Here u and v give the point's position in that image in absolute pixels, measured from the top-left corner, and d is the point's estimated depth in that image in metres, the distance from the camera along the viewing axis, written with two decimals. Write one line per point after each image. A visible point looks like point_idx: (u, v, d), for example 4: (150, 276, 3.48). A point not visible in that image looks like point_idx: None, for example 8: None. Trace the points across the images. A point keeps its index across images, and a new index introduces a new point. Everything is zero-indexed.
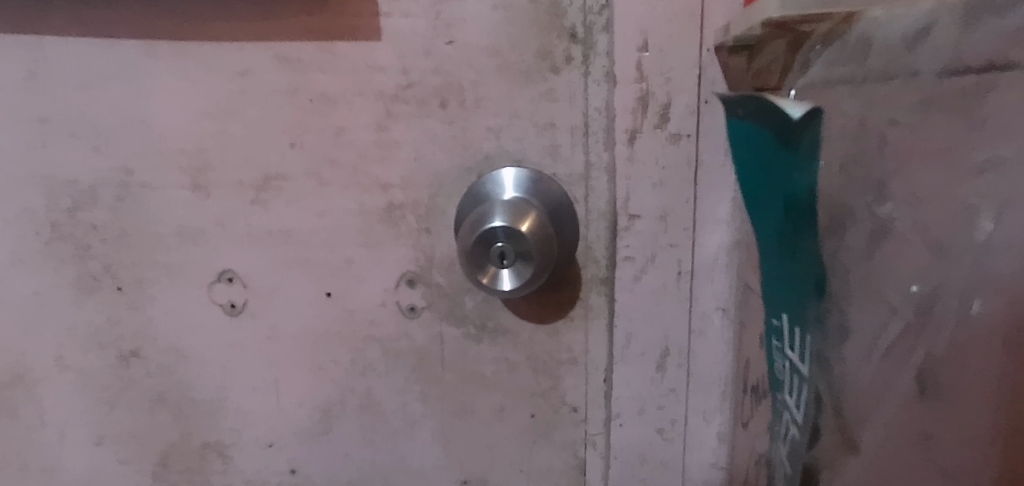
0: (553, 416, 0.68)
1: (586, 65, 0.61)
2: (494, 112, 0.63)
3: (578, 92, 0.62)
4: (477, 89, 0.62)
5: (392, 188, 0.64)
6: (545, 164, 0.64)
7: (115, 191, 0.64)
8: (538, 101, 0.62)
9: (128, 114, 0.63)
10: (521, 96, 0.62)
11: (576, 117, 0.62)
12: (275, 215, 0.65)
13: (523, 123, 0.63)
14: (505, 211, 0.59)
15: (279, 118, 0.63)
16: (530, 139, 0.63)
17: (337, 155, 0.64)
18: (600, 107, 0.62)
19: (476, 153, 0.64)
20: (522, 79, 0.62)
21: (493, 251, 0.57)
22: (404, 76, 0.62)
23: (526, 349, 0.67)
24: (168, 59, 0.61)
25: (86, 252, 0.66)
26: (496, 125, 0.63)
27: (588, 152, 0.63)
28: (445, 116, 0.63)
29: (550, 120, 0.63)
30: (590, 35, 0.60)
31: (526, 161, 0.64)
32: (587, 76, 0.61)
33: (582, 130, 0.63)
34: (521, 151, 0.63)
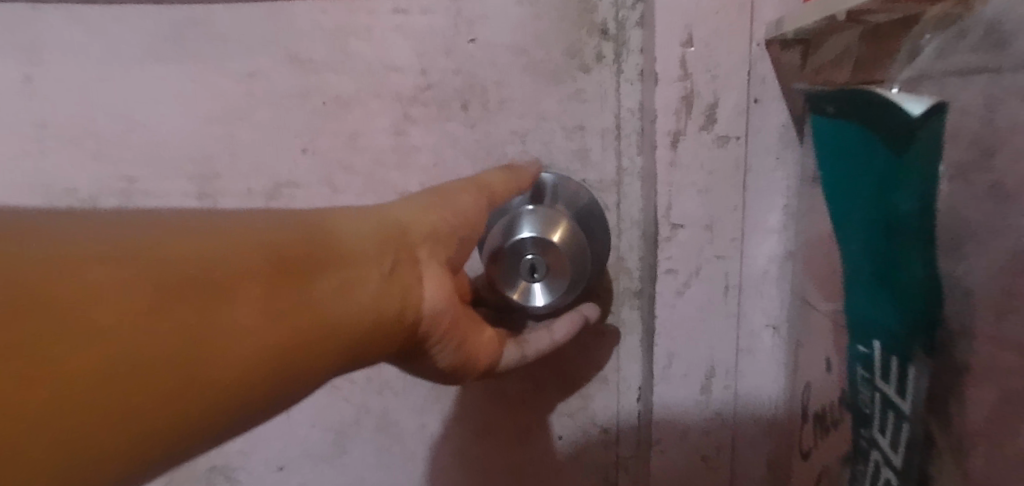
0: (582, 439, 0.64)
1: (618, 63, 0.58)
2: (519, 115, 0.59)
3: (610, 92, 0.58)
4: (501, 89, 0.58)
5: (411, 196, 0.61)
6: (574, 170, 0.60)
7: (117, 201, 0.60)
8: (567, 102, 0.58)
9: (130, 118, 0.58)
10: (550, 97, 0.58)
11: (607, 119, 0.59)
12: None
13: (551, 125, 0.59)
14: (532, 219, 0.54)
15: (291, 123, 0.59)
16: (557, 143, 0.59)
17: (351, 160, 0.60)
18: (634, 107, 0.59)
19: (500, 158, 0.60)
20: (551, 78, 0.58)
21: (523, 264, 0.53)
22: (423, 77, 0.58)
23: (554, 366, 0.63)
24: (172, 59, 0.57)
25: None
26: (522, 129, 0.59)
27: (620, 156, 0.60)
28: (466, 119, 0.59)
29: (580, 122, 0.59)
30: (623, 31, 0.57)
31: (553, 166, 0.60)
32: (620, 74, 0.58)
33: (614, 133, 0.59)
34: (547, 156, 0.59)
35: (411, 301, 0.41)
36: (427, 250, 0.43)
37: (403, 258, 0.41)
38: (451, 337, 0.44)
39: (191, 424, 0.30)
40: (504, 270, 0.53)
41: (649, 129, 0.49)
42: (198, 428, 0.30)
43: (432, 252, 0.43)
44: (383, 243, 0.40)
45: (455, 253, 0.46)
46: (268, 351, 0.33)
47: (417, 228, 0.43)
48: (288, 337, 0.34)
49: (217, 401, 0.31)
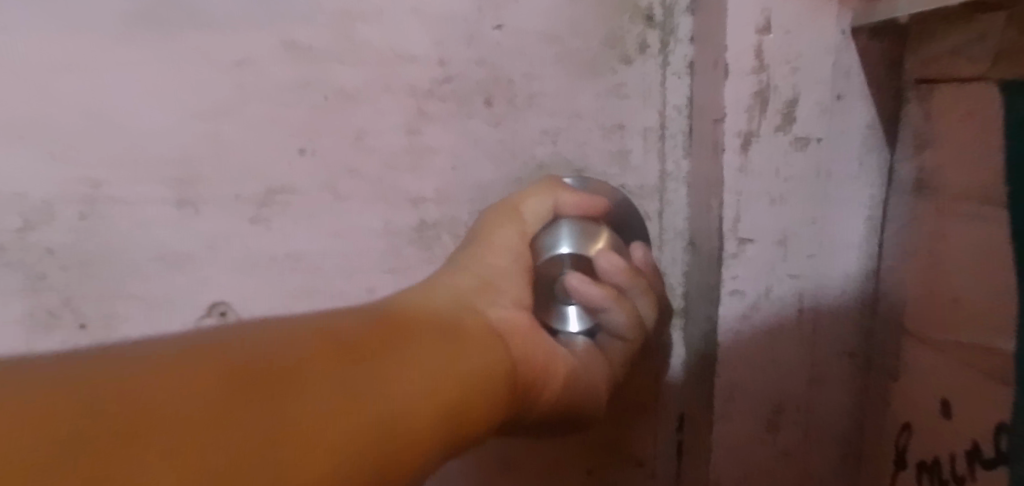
0: (617, 474, 0.58)
1: (665, 55, 0.52)
2: (550, 112, 0.52)
3: (654, 87, 0.52)
4: (530, 83, 0.51)
5: (425, 203, 0.53)
6: (612, 175, 0.53)
7: (77, 209, 0.51)
8: (606, 98, 0.52)
9: (95, 113, 0.50)
10: (585, 92, 0.52)
11: (649, 117, 0.53)
12: (281, 237, 0.53)
13: (587, 124, 0.52)
14: (572, 230, 0.47)
15: (288, 119, 0.51)
16: (593, 143, 0.53)
17: (358, 163, 0.52)
18: (680, 104, 0.53)
19: (528, 161, 0.53)
20: (587, 71, 0.51)
21: (560, 283, 0.47)
22: (442, 68, 0.51)
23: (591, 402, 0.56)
24: (147, 43, 0.49)
25: (40, 282, 0.52)
26: (553, 128, 0.52)
27: (663, 160, 0.54)
28: (491, 116, 0.52)
29: (619, 121, 0.52)
30: (671, 18, 0.51)
31: (588, 170, 0.53)
32: (666, 67, 0.52)
33: (657, 134, 0.53)
34: (582, 158, 0.53)
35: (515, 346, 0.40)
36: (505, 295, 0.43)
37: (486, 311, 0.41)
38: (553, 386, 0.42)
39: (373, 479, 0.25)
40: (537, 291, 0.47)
41: (715, 129, 0.43)
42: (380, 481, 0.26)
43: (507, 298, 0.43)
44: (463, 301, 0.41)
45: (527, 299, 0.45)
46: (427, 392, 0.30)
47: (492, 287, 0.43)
48: (443, 382, 0.31)
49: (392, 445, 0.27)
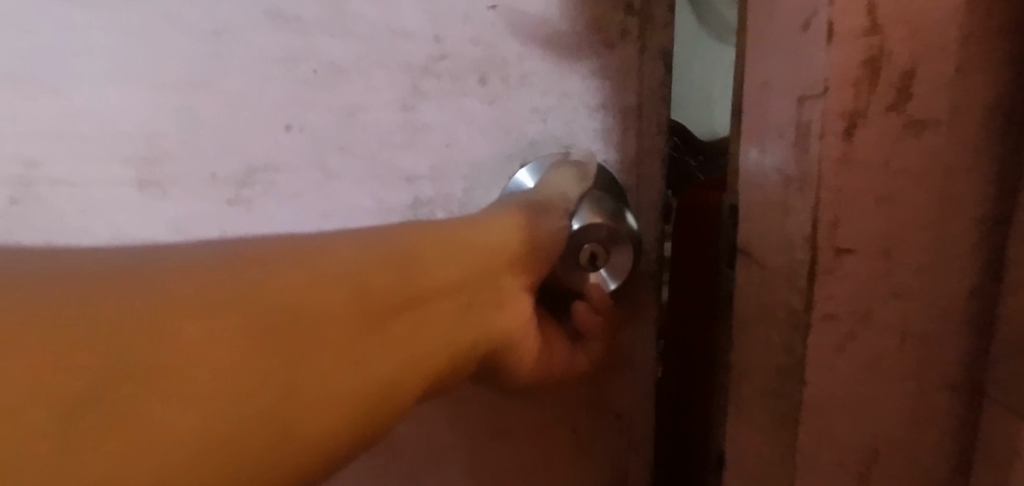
0: (597, 426, 0.80)
1: (642, 39, 0.67)
2: (540, 92, 0.68)
3: (632, 66, 0.68)
4: (522, 65, 0.67)
5: (419, 180, 0.70)
6: (596, 149, 0.70)
7: (140, 191, 0.69)
8: (589, 80, 0.68)
9: (121, 107, 0.66)
10: (569, 76, 0.68)
11: (630, 97, 0.69)
12: (264, 214, 0.71)
13: (574, 103, 0.69)
14: (591, 205, 0.67)
15: (296, 76, 0.66)
16: (579, 121, 0.69)
17: (376, 146, 0.69)
18: (656, 86, 0.69)
19: (520, 138, 0.70)
20: (573, 56, 0.67)
21: (584, 253, 0.69)
22: (439, 44, 0.66)
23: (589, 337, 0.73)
24: (193, 48, 0.65)
25: (24, 187, 0.68)
26: (543, 107, 0.69)
27: (641, 135, 0.70)
28: (486, 93, 0.68)
29: (601, 102, 0.69)
30: (647, 8, 0.66)
31: (573, 146, 0.70)
32: (643, 50, 0.67)
33: (634, 112, 0.69)
34: (568, 135, 0.70)
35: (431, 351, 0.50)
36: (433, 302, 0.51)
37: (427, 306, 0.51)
38: (489, 332, 0.57)
39: (326, 454, 0.42)
40: (568, 256, 0.69)
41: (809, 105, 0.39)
42: (335, 451, 0.43)
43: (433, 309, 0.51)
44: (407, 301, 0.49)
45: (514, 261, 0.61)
46: (354, 404, 0.44)
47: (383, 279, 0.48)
48: (366, 385, 0.45)
49: (334, 435, 0.42)
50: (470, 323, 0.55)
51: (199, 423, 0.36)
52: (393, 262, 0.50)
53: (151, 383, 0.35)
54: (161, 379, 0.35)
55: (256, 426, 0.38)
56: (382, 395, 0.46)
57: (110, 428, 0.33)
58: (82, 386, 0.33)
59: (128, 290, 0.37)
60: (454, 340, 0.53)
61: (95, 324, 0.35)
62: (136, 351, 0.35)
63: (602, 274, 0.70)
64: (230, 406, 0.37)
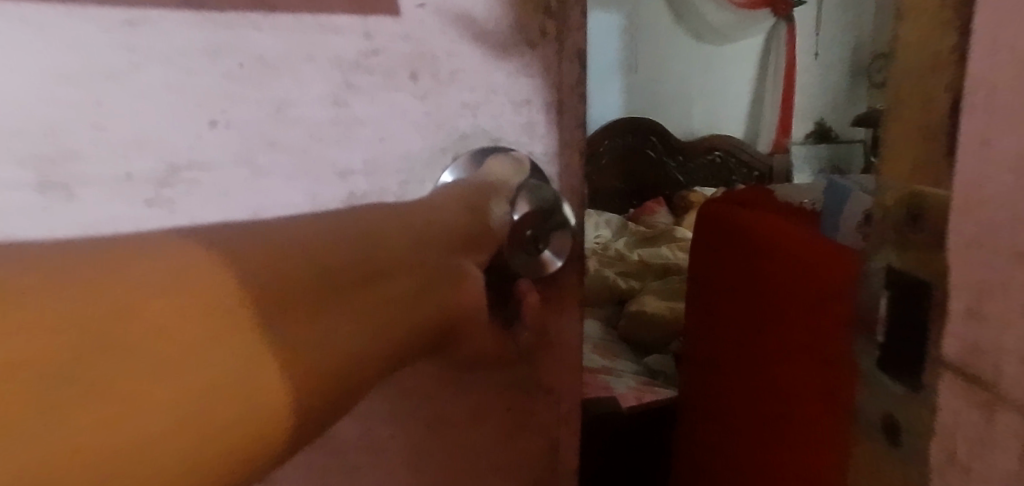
0: (529, 403, 0.65)
1: (559, 41, 0.58)
2: (469, 86, 0.56)
3: (552, 67, 0.58)
4: (452, 59, 0.55)
5: (353, 174, 0.55)
6: (522, 143, 0.59)
7: (39, 197, 0.49)
8: (515, 76, 0.57)
9: (22, 94, 0.47)
10: (499, 70, 0.57)
11: (551, 93, 0.59)
12: (189, 216, 0.52)
13: (500, 98, 0.57)
14: (534, 191, 0.58)
15: (222, 67, 0.50)
16: (507, 117, 0.58)
17: (303, 142, 0.54)
18: (573, 84, 0.59)
19: (451, 132, 0.57)
20: (500, 52, 0.57)
21: (526, 240, 0.60)
22: (369, 41, 0.53)
23: (523, 325, 0.63)
24: (104, 39, 0.47)
25: None
26: (473, 101, 0.57)
27: (562, 129, 0.60)
28: (417, 89, 0.55)
29: (526, 96, 0.58)
30: (564, 10, 0.58)
31: (503, 140, 0.58)
32: (561, 52, 0.59)
33: (557, 107, 0.59)
34: (498, 129, 0.58)
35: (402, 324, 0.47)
36: (403, 276, 0.49)
37: (405, 278, 0.49)
38: (452, 315, 0.53)
39: (307, 433, 0.39)
40: (514, 250, 0.60)
41: None
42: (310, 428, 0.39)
43: (405, 280, 0.49)
44: (382, 269, 0.47)
45: (466, 245, 0.55)
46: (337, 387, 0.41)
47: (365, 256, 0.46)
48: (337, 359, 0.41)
49: (314, 417, 0.39)
50: (441, 301, 0.52)
51: (194, 394, 0.31)
52: (368, 232, 0.47)
53: (137, 323, 0.31)
54: (120, 358, 0.30)
55: (247, 397, 0.34)
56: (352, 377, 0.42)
57: (78, 420, 0.28)
58: (91, 373, 0.29)
59: (81, 258, 0.32)
60: (424, 313, 0.50)
61: (90, 286, 0.30)
62: (120, 290, 0.31)
63: (544, 258, 0.62)
64: (241, 381, 0.33)
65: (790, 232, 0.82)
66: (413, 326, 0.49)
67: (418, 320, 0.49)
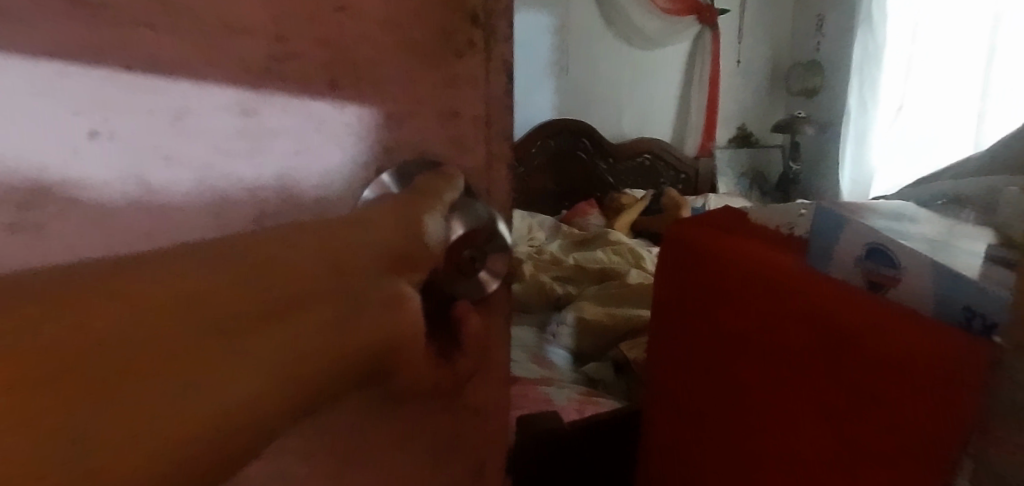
0: (455, 424, 0.61)
1: (488, 52, 0.53)
2: (393, 97, 0.52)
3: (480, 79, 0.54)
4: (374, 68, 0.51)
5: (263, 190, 0.50)
6: (449, 158, 0.55)
7: None
8: (441, 87, 0.53)
9: None
10: (425, 80, 0.52)
11: (479, 106, 0.54)
12: (65, 243, 0.46)
13: (426, 111, 0.53)
14: (467, 209, 0.54)
15: (106, 71, 0.45)
16: (433, 130, 0.54)
17: (206, 157, 0.48)
18: (502, 96, 0.55)
19: (373, 144, 0.52)
20: (427, 61, 0.52)
21: (461, 260, 0.56)
22: (281, 45, 0.48)
23: (460, 350, 0.56)
24: None
25: None
26: (396, 113, 0.52)
27: (490, 143, 0.56)
28: (335, 98, 0.51)
29: (453, 108, 0.53)
30: (491, 20, 0.53)
31: (429, 153, 0.54)
32: (489, 63, 0.54)
33: (485, 121, 0.55)
34: (424, 142, 0.54)
35: (321, 352, 0.41)
36: (316, 299, 0.43)
37: (317, 299, 0.43)
38: (389, 338, 0.46)
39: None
40: (450, 270, 0.55)
41: None
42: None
43: (318, 302, 0.43)
44: (282, 293, 0.41)
45: (399, 265, 0.49)
46: (222, 403, 0.35)
47: (284, 265, 0.42)
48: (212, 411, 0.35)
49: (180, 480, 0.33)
50: (374, 322, 0.45)
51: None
52: (261, 257, 0.41)
53: None
54: None
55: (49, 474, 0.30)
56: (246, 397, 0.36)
57: None
58: None
59: None
60: (351, 336, 0.43)
61: None
62: None
63: (482, 280, 0.57)
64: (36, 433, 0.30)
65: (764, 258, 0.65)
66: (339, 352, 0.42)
67: (344, 344, 0.43)
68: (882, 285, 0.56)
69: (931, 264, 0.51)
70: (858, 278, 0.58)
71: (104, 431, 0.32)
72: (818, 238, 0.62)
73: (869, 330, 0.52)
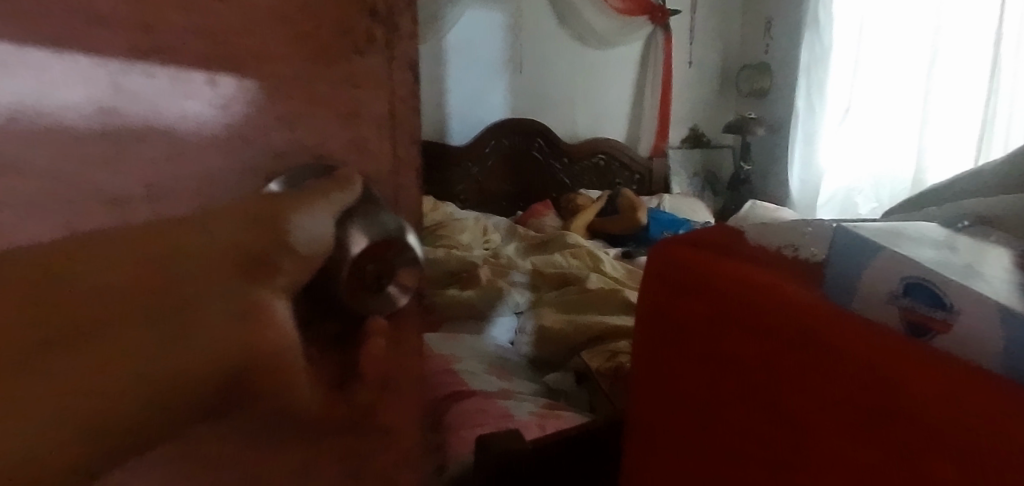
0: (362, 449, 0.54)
1: (390, 50, 0.55)
2: (286, 96, 0.52)
3: (383, 79, 0.55)
4: (262, 66, 0.51)
5: (128, 202, 0.47)
6: (349, 160, 0.55)
7: None
8: (342, 86, 0.54)
9: None
10: (322, 81, 0.53)
11: (381, 105, 0.55)
12: None
13: (325, 113, 0.54)
14: (366, 219, 0.51)
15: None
16: (332, 130, 0.54)
17: (60, 139, 0.44)
18: (407, 97, 0.57)
19: (264, 146, 0.52)
20: (324, 57, 0.53)
21: (368, 275, 0.53)
22: (150, 37, 0.47)
23: (356, 377, 0.52)
24: None
25: None
26: (287, 116, 0.52)
27: (396, 140, 0.57)
28: (215, 97, 0.49)
29: (354, 108, 0.55)
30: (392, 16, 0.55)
31: (329, 155, 0.54)
32: (392, 61, 0.55)
33: (388, 122, 0.56)
34: (323, 143, 0.54)
35: (176, 356, 0.41)
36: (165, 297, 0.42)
37: (160, 300, 0.41)
38: (255, 342, 0.44)
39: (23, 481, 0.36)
40: (353, 286, 0.51)
41: None
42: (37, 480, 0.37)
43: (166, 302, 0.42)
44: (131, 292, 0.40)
45: (262, 269, 0.46)
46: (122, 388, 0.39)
47: (178, 274, 0.42)
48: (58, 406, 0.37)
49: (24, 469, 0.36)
50: (247, 320, 0.44)
51: None
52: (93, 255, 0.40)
53: None
54: None
55: None
56: (156, 384, 0.41)
57: None
58: None
59: None
60: (217, 335, 0.43)
61: None
62: None
63: (390, 293, 0.54)
64: None
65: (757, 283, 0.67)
66: (204, 352, 0.42)
67: (208, 344, 0.42)
68: (919, 326, 0.56)
69: (996, 309, 0.51)
70: (887, 314, 0.59)
71: (28, 411, 0.36)
72: (840, 274, 0.63)
73: (924, 373, 0.51)
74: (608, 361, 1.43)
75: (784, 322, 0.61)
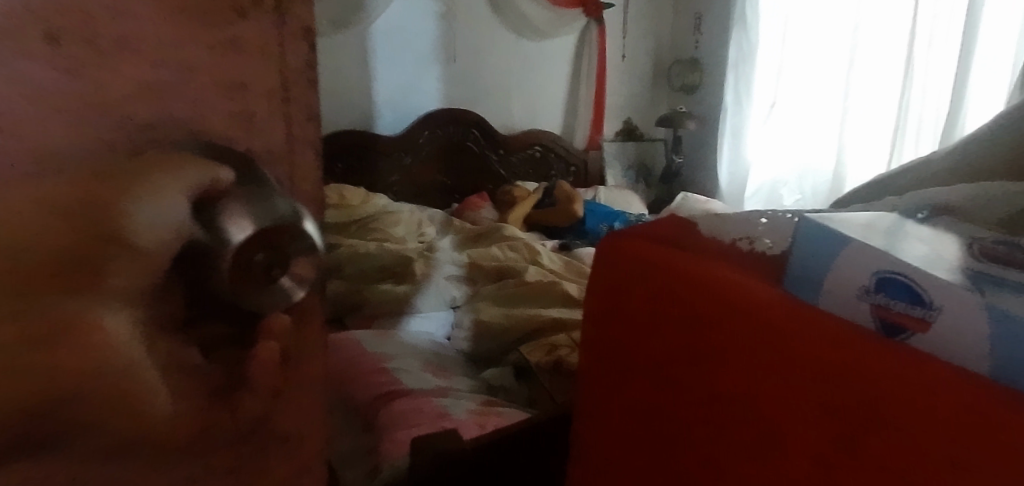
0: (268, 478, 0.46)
1: (280, 11, 0.42)
2: (151, 61, 0.39)
3: (271, 44, 0.42)
4: (118, 25, 0.38)
5: None
6: (234, 140, 0.42)
7: None
8: (220, 52, 0.41)
9: None
10: (195, 41, 0.40)
11: (274, 76, 0.43)
12: None
13: (201, 80, 0.40)
14: (248, 198, 0.38)
15: None
16: (211, 103, 0.41)
17: None
18: (300, 66, 0.44)
19: (122, 120, 0.38)
20: (194, 19, 0.40)
21: (252, 267, 0.38)
22: None
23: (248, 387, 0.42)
24: None
25: None
26: (157, 82, 0.39)
27: (292, 124, 0.44)
28: (59, 58, 0.36)
29: (239, 78, 0.41)
30: None
31: (209, 133, 0.41)
32: (281, 24, 0.42)
33: (281, 95, 0.43)
34: (198, 119, 0.40)
35: None
36: None
37: None
38: (73, 364, 0.35)
39: None
40: (235, 282, 0.38)
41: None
42: None
43: None
44: None
45: (74, 271, 0.35)
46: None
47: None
48: None
49: None
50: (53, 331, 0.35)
51: None
52: None
53: None
54: None
55: None
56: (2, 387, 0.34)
57: None
58: None
59: None
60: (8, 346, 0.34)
61: None
62: None
63: (281, 290, 0.40)
64: None
65: (712, 278, 0.64)
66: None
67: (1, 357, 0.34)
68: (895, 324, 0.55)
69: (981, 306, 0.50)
70: (856, 308, 0.57)
71: None
72: (804, 267, 0.62)
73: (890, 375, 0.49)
74: (546, 355, 1.40)
75: (737, 320, 0.59)
